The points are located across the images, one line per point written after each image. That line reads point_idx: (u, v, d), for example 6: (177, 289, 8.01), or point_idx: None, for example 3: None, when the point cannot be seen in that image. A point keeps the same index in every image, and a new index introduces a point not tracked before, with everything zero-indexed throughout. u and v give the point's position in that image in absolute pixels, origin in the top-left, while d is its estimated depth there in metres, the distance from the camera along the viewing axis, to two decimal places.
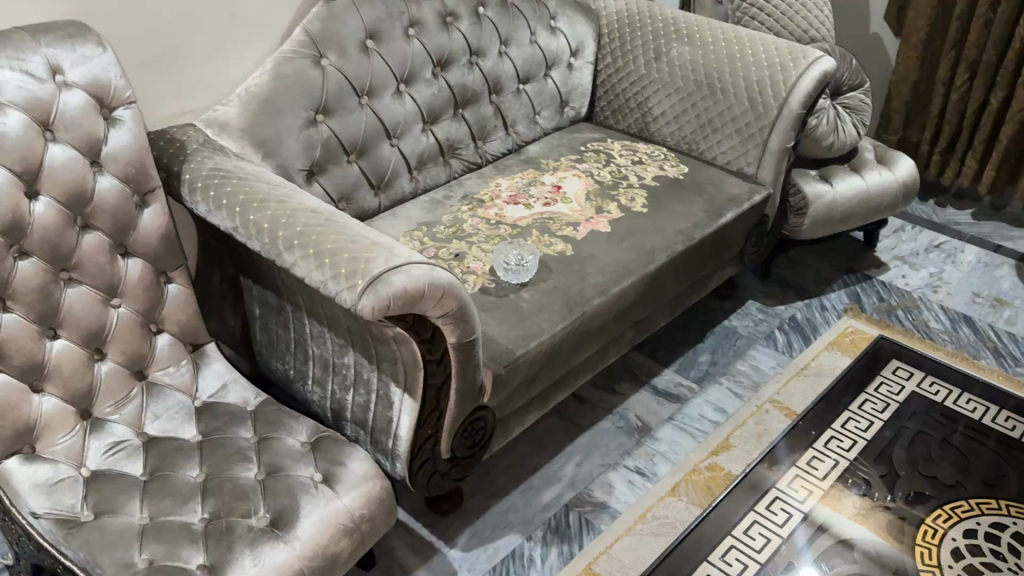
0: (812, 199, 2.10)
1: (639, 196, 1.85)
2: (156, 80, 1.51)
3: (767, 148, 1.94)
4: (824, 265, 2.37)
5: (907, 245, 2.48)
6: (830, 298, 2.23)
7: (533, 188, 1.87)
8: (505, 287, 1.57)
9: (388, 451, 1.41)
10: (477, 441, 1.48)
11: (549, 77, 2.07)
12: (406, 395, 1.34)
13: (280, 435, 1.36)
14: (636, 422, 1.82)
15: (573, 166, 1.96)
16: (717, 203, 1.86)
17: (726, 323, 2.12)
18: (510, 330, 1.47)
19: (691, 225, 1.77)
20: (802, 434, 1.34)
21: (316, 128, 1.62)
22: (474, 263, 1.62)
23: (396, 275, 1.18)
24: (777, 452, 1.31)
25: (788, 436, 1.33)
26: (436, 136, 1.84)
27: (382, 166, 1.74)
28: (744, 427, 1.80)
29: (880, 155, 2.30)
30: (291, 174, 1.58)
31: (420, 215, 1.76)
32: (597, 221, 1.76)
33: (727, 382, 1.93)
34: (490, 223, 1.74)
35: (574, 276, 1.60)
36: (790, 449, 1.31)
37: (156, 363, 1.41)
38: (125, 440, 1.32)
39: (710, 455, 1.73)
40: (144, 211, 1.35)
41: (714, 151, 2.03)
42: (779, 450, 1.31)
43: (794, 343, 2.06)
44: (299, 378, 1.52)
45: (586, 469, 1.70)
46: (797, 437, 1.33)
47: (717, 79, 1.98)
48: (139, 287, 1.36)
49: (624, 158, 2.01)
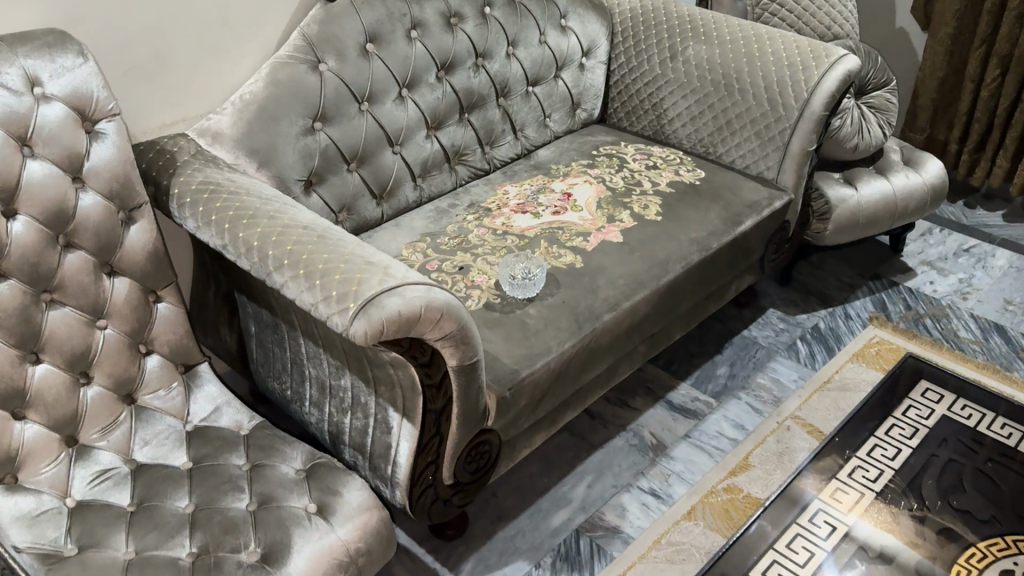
0: (836, 204, 2.00)
1: (654, 203, 1.76)
2: (145, 90, 1.45)
3: (788, 151, 1.85)
4: (848, 271, 2.27)
5: (935, 248, 2.38)
6: (855, 305, 2.14)
7: (542, 196, 1.79)
8: (510, 303, 1.49)
9: (387, 479, 1.34)
10: (481, 465, 1.41)
11: (559, 78, 1.99)
12: (405, 420, 1.27)
13: (274, 461, 1.29)
14: (650, 439, 1.74)
15: (585, 171, 1.88)
16: (735, 209, 1.77)
17: (746, 334, 2.03)
18: (515, 349, 1.40)
19: (707, 234, 1.69)
20: (826, 461, 1.25)
21: (314, 136, 1.55)
22: (479, 276, 1.55)
23: (389, 298, 1.11)
24: (800, 482, 1.22)
25: (811, 465, 1.25)
26: (441, 142, 1.76)
27: (384, 173, 1.67)
28: (763, 445, 1.72)
29: (907, 156, 2.20)
30: (287, 184, 1.52)
31: (424, 225, 1.69)
32: (609, 230, 1.67)
33: (746, 396, 1.85)
34: (496, 233, 1.66)
35: (583, 290, 1.52)
36: (814, 480, 1.22)
37: (145, 386, 1.35)
38: (113, 468, 1.26)
39: (728, 476, 1.65)
40: (130, 227, 1.29)
41: (732, 155, 1.94)
42: (801, 481, 1.22)
43: (817, 354, 1.98)
44: (296, 400, 1.46)
45: (597, 490, 1.63)
46: (820, 465, 1.25)
47: (736, 79, 1.89)
48: (126, 307, 1.30)
49: (638, 163, 1.92)
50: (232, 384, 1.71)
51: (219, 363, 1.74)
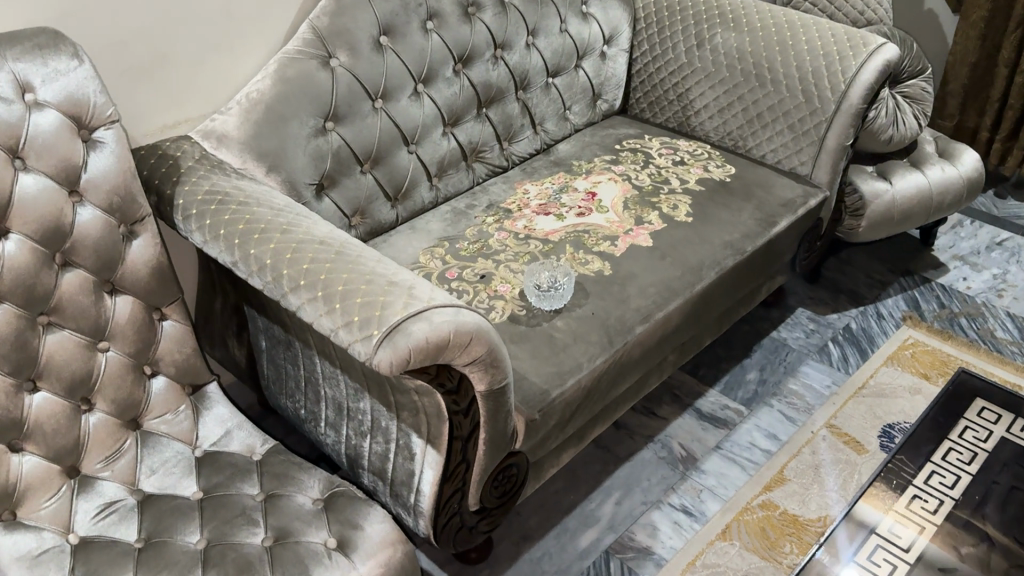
0: (870, 199, 1.91)
1: (683, 203, 1.67)
2: (145, 90, 1.35)
3: (823, 146, 1.76)
4: (877, 266, 2.19)
5: (967, 242, 2.29)
6: (886, 304, 2.06)
7: (565, 195, 1.69)
8: (537, 315, 1.40)
9: (410, 507, 1.25)
10: (508, 489, 1.32)
11: (580, 68, 1.89)
12: (429, 447, 1.18)
13: (290, 490, 1.21)
14: (679, 452, 1.67)
15: (608, 168, 1.79)
16: (769, 209, 1.68)
17: (775, 336, 1.95)
18: (544, 366, 1.31)
19: (741, 237, 1.60)
20: (880, 490, 1.18)
21: (325, 137, 1.46)
22: (502, 286, 1.45)
23: (415, 324, 1.02)
24: (854, 514, 1.15)
25: (867, 493, 1.17)
26: (458, 139, 1.67)
27: (399, 174, 1.58)
28: (799, 457, 1.65)
29: (941, 147, 2.11)
30: (297, 189, 1.43)
31: (441, 228, 1.60)
32: (637, 233, 1.58)
33: (778, 404, 1.77)
34: (518, 238, 1.57)
35: (613, 300, 1.43)
36: (869, 512, 1.15)
37: (151, 410, 1.26)
38: (118, 500, 1.18)
39: (763, 491, 1.58)
40: (132, 242, 1.20)
41: (762, 149, 1.85)
42: (857, 514, 1.15)
43: (850, 358, 1.90)
44: (311, 420, 1.37)
45: (626, 508, 1.56)
46: (875, 495, 1.17)
47: (768, 68, 1.79)
48: (128, 328, 1.21)
49: (664, 158, 1.83)
50: (238, 398, 1.63)
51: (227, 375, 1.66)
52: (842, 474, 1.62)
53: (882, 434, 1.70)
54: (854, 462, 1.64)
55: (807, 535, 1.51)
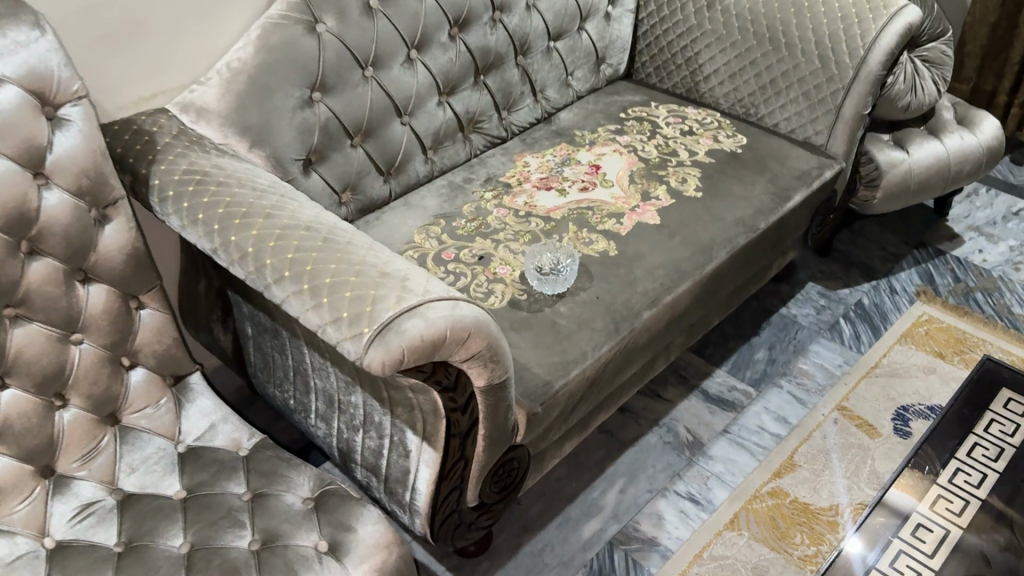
0: (886, 169, 1.83)
1: (692, 176, 1.59)
2: (118, 60, 1.26)
3: (840, 115, 1.66)
4: (890, 238, 2.11)
5: (982, 212, 2.21)
6: (900, 278, 1.99)
7: (567, 168, 1.61)
8: (538, 300, 1.32)
9: (405, 505, 1.19)
10: (508, 483, 1.26)
11: (584, 30, 1.78)
12: (425, 445, 1.12)
13: (278, 490, 1.15)
14: (686, 436, 1.61)
15: (613, 139, 1.70)
16: (782, 182, 1.60)
17: (784, 312, 1.88)
18: (546, 356, 1.24)
19: (753, 213, 1.52)
20: (912, 478, 1.18)
21: (312, 108, 1.37)
22: (501, 268, 1.38)
23: (409, 320, 0.94)
24: (887, 501, 1.16)
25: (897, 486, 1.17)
26: (454, 109, 1.58)
27: (392, 148, 1.49)
28: (809, 442, 1.59)
29: (960, 114, 2.01)
30: (282, 164, 1.35)
31: (437, 204, 1.52)
32: (644, 210, 1.50)
33: (788, 385, 1.71)
34: (518, 215, 1.49)
35: (618, 283, 1.36)
36: (901, 501, 1.16)
37: (130, 404, 1.19)
38: (97, 501, 1.11)
39: (773, 478, 1.53)
40: (105, 228, 1.12)
41: (775, 117, 1.76)
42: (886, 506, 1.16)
43: (862, 336, 1.83)
44: (300, 411, 1.30)
45: (630, 496, 1.50)
46: (905, 484, 1.17)
47: (782, 31, 1.69)
48: (103, 319, 1.13)
49: (672, 128, 1.73)
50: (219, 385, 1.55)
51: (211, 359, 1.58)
52: (854, 460, 1.56)
53: (896, 417, 1.64)
54: (867, 447, 1.58)
55: (818, 525, 1.45)
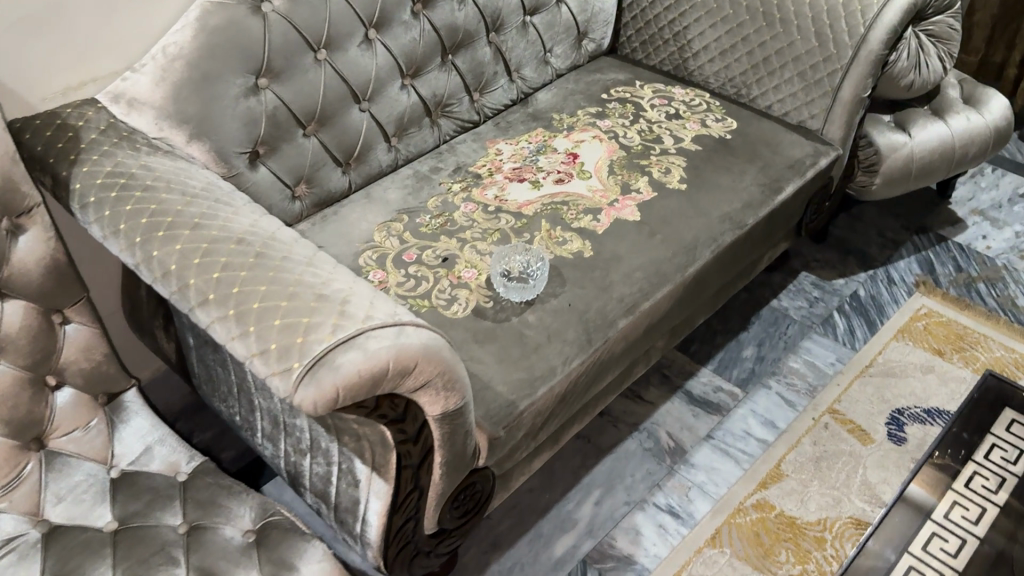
0: (886, 153, 1.71)
1: (677, 165, 1.47)
2: (40, 46, 1.14)
3: (837, 98, 1.54)
4: (889, 223, 2.00)
5: (987, 194, 2.10)
6: (898, 267, 1.88)
7: (542, 156, 1.49)
8: (505, 308, 1.22)
9: (356, 536, 1.10)
10: (469, 508, 1.18)
11: (563, 3, 1.65)
12: (375, 476, 1.02)
13: (216, 522, 1.06)
14: (667, 443, 1.52)
15: (593, 123, 1.58)
16: (773, 172, 1.48)
17: (774, 305, 1.78)
18: (511, 373, 1.14)
19: (741, 207, 1.40)
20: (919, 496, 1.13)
21: (257, 97, 1.25)
22: (466, 271, 1.27)
23: (345, 354, 0.84)
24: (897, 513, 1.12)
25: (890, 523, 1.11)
26: (420, 93, 1.46)
27: (350, 137, 1.38)
28: (798, 449, 1.50)
29: (967, 91, 1.89)
30: (225, 158, 1.24)
31: (401, 198, 1.41)
32: (623, 204, 1.39)
33: (777, 385, 1.62)
34: (487, 211, 1.37)
35: (593, 289, 1.25)
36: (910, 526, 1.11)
37: (58, 426, 1.10)
38: (18, 535, 1.01)
39: (758, 489, 1.44)
40: (18, 238, 1.01)
41: (768, 99, 1.63)
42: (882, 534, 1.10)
43: (857, 331, 1.73)
44: (247, 428, 1.21)
45: (607, 509, 1.41)
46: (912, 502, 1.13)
47: (777, 6, 1.56)
48: (23, 339, 1.03)
49: (656, 111, 1.61)
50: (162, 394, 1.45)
51: (150, 365, 1.50)
52: (845, 469, 1.47)
53: (890, 422, 1.55)
54: (859, 455, 1.49)
55: (805, 542, 1.37)
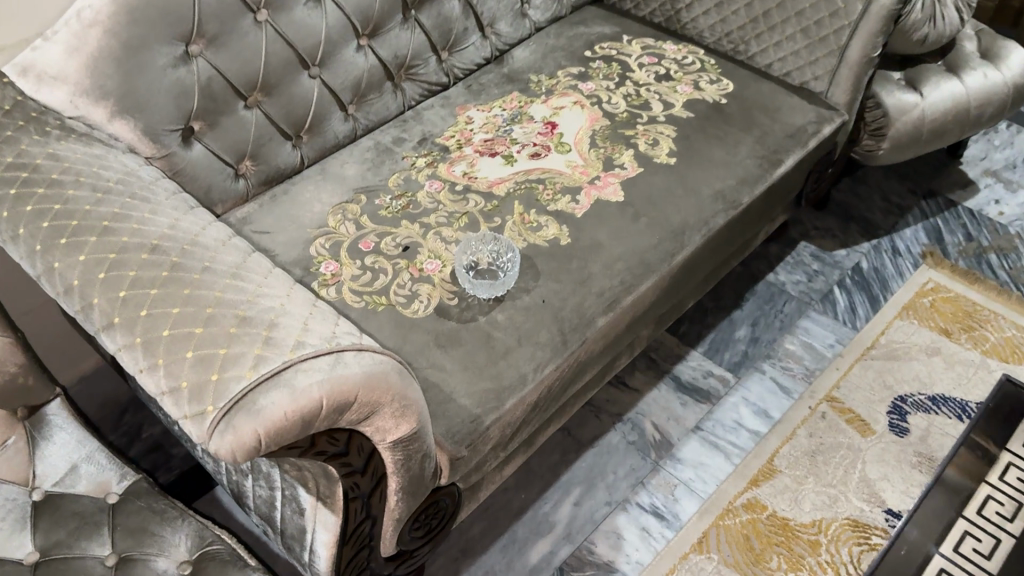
0: (895, 115, 1.57)
1: (665, 135, 1.33)
2: None
3: (844, 57, 1.40)
4: (895, 186, 1.87)
5: (1001, 152, 1.96)
6: (904, 236, 1.75)
7: (517, 126, 1.35)
8: (471, 306, 1.10)
9: (305, 564, 1.00)
10: (433, 526, 1.07)
11: None
12: (321, 506, 0.92)
13: (147, 553, 0.95)
14: (653, 435, 1.41)
15: (574, 86, 1.43)
16: (772, 141, 1.34)
17: (771, 280, 1.66)
18: (475, 382, 1.02)
19: (736, 184, 1.27)
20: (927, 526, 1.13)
21: (188, 66, 1.10)
22: (429, 263, 1.14)
23: (269, 395, 0.72)
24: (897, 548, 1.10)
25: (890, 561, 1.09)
26: (380, 55, 1.31)
27: (300, 108, 1.24)
28: (793, 442, 1.40)
29: (984, 44, 1.73)
30: (154, 137, 1.09)
31: (359, 174, 1.27)
32: (605, 182, 1.25)
33: (771, 369, 1.51)
34: (454, 190, 1.24)
35: (569, 283, 1.13)
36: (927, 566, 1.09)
37: None
38: None
39: (749, 487, 1.34)
40: None
41: (768, 56, 1.48)
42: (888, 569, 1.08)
43: (859, 308, 1.61)
44: (187, 438, 1.10)
45: (586, 510, 1.31)
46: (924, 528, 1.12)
47: None
48: None
49: (644, 71, 1.47)
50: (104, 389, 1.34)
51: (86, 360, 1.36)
52: (843, 464, 1.37)
53: (892, 411, 1.45)
54: (858, 448, 1.39)
55: (799, 546, 1.27)
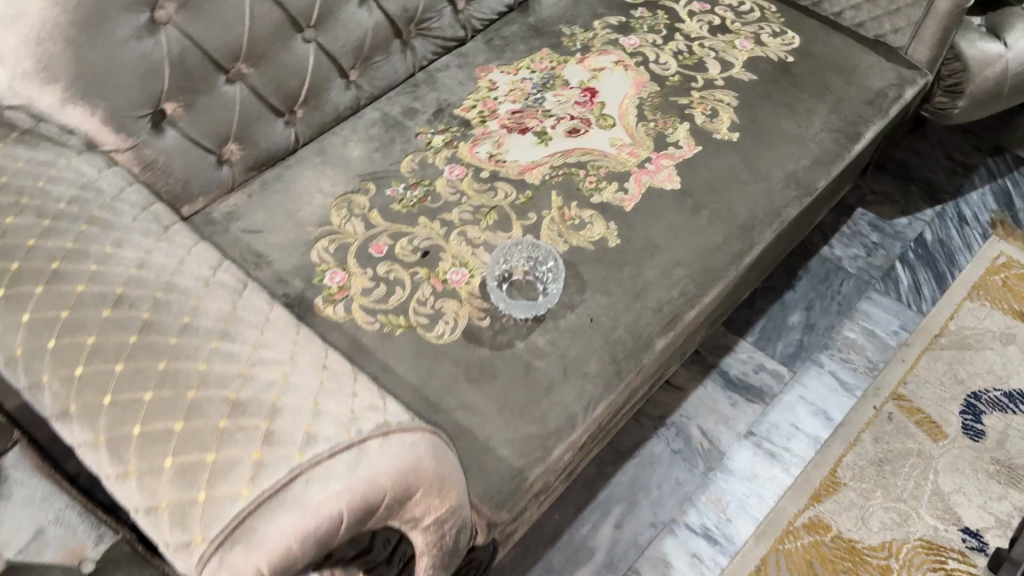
0: (976, 71, 1.36)
1: (724, 106, 1.14)
2: None
3: (931, 9, 1.17)
4: (957, 141, 1.67)
5: None
6: (971, 201, 1.57)
7: (550, 93, 1.15)
8: (506, 328, 0.92)
9: None
10: None
11: None
12: None
13: None
14: (700, 442, 1.26)
15: (615, 41, 1.22)
16: (849, 110, 1.14)
17: (825, 254, 1.48)
18: (516, 428, 0.85)
19: (810, 165, 1.08)
20: None
21: (154, 37, 0.88)
22: (454, 273, 0.96)
23: (274, 518, 0.55)
24: None
25: None
26: (387, 10, 1.10)
27: (295, 79, 1.03)
28: (857, 450, 1.25)
29: None
30: (120, 123, 0.89)
31: (366, 156, 1.07)
32: (658, 166, 1.06)
33: (830, 362, 1.35)
34: (479, 178, 1.05)
35: (621, 297, 0.95)
36: None
37: None
38: None
39: (811, 505, 1.19)
40: None
41: (838, 4, 1.27)
42: None
43: (924, 287, 1.44)
44: None
45: (629, 533, 1.17)
46: None
47: None
48: None
49: (695, 22, 1.26)
50: None
51: None
52: (913, 475, 1.22)
53: (965, 411, 1.29)
54: (929, 456, 1.24)
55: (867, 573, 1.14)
